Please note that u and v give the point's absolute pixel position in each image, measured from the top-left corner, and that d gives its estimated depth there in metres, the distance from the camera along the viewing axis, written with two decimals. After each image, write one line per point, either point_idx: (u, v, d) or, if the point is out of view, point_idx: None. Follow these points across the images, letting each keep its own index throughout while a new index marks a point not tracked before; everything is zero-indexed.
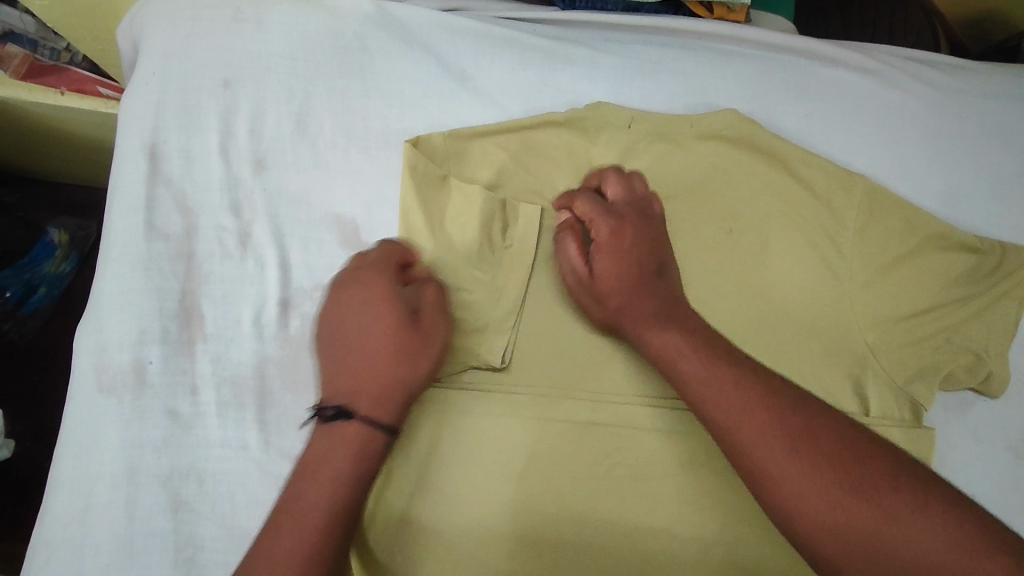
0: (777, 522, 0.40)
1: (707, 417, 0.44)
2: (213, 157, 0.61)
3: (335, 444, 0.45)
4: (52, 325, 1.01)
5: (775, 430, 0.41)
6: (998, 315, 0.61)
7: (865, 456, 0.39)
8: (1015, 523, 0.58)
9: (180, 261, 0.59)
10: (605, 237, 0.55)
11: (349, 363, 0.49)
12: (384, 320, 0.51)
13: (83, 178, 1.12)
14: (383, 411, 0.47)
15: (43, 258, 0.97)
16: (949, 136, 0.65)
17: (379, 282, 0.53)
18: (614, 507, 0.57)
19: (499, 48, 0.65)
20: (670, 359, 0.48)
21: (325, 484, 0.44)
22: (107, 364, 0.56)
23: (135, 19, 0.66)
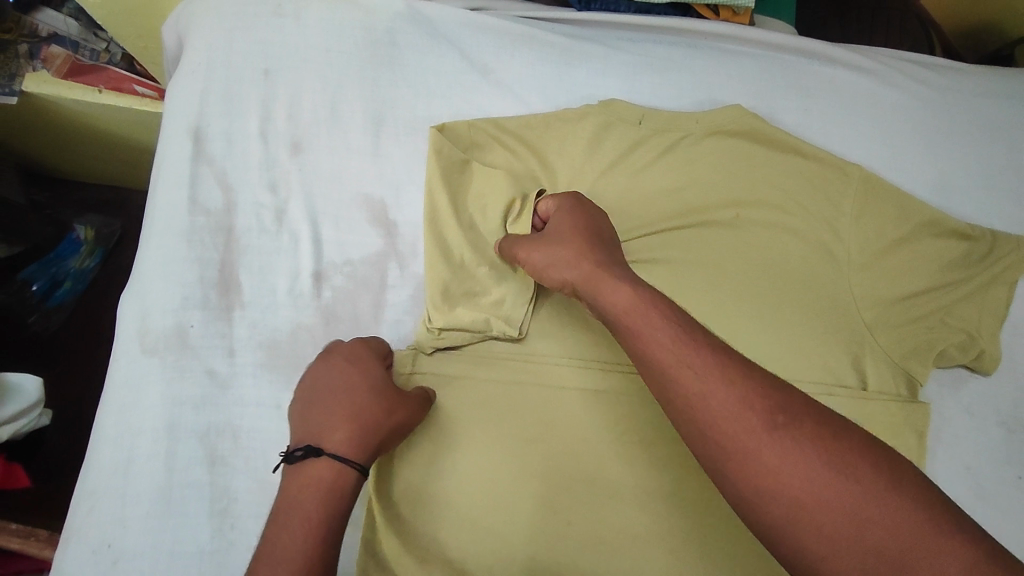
0: (743, 499, 0.40)
1: (677, 389, 0.44)
2: (254, 139, 0.65)
3: (303, 484, 0.48)
4: (75, 321, 1.07)
5: (750, 405, 0.41)
6: (988, 297, 0.65)
7: (835, 434, 0.40)
8: (1003, 492, 0.62)
9: (220, 234, 0.63)
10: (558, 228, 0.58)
11: (326, 413, 0.53)
12: (356, 378, 0.56)
13: (110, 177, 1.18)
14: (353, 452, 0.51)
15: (68, 254, 1.04)
16: (941, 131, 0.69)
17: (358, 350, 0.58)
18: (624, 470, 0.61)
19: (519, 44, 0.70)
20: (639, 334, 0.47)
21: (296, 520, 0.46)
22: (151, 327, 0.60)
23: (181, 16, 0.71)
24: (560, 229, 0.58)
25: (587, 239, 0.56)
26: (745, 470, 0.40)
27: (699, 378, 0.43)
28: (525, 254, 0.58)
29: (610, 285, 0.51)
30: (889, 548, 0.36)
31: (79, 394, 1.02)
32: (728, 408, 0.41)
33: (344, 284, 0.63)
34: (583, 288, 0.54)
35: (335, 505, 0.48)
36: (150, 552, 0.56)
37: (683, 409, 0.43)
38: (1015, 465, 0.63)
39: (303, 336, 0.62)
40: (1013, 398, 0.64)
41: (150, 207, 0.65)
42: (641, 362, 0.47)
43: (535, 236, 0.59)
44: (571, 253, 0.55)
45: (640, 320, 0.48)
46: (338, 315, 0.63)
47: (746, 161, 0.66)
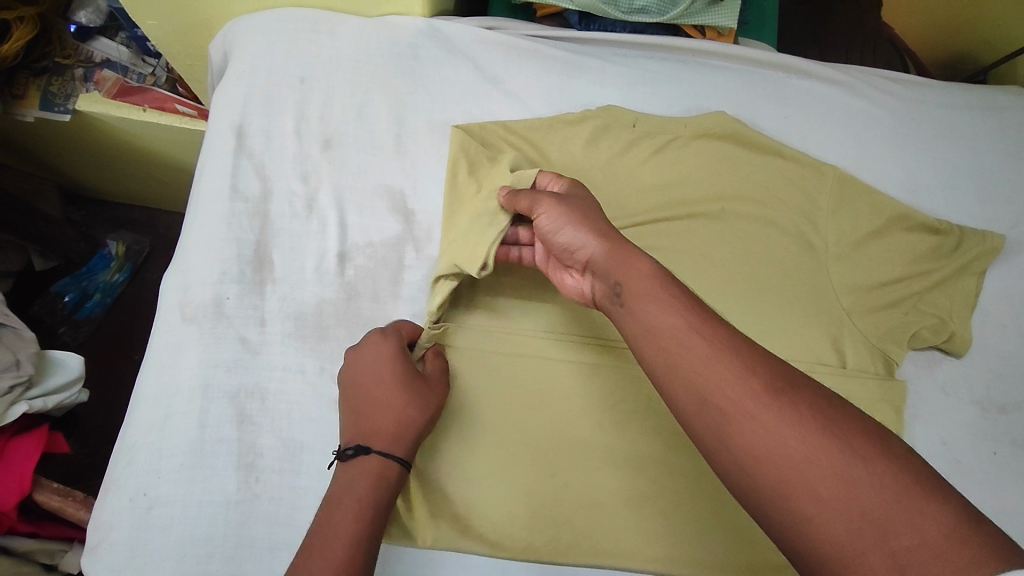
0: (740, 459, 0.41)
1: (680, 356, 0.45)
2: (289, 136, 0.74)
3: (354, 476, 0.54)
4: (102, 331, 1.19)
5: (752, 371, 0.43)
6: (956, 285, 0.70)
7: (835, 407, 0.41)
8: (978, 468, 0.65)
9: (256, 218, 0.71)
10: (577, 197, 0.60)
11: (372, 413, 0.58)
12: (393, 376, 0.60)
13: (144, 199, 1.28)
14: (396, 447, 0.57)
15: (99, 268, 1.17)
16: (909, 137, 0.76)
17: (389, 342, 0.62)
18: (619, 439, 0.66)
19: (526, 58, 0.78)
20: (648, 306, 0.48)
21: (349, 505, 0.52)
22: (191, 299, 0.67)
23: (229, 34, 0.81)
24: (582, 202, 0.59)
25: (606, 219, 0.58)
26: (737, 431, 0.41)
27: (703, 346, 0.44)
28: (544, 209, 0.59)
29: (628, 256, 0.52)
30: (872, 509, 0.37)
31: (110, 395, 1.14)
32: (728, 375, 0.43)
33: (365, 263, 0.70)
34: (599, 256, 0.54)
35: (381, 497, 0.54)
36: (182, 499, 0.61)
37: (680, 377, 0.44)
38: (990, 441, 0.66)
39: (328, 309, 0.68)
40: (986, 379, 0.68)
41: (197, 195, 0.73)
42: (645, 334, 0.48)
43: (556, 196, 0.60)
44: (595, 224, 0.56)
45: (652, 292, 0.49)
46: (358, 291, 0.69)
47: (732, 160, 0.73)
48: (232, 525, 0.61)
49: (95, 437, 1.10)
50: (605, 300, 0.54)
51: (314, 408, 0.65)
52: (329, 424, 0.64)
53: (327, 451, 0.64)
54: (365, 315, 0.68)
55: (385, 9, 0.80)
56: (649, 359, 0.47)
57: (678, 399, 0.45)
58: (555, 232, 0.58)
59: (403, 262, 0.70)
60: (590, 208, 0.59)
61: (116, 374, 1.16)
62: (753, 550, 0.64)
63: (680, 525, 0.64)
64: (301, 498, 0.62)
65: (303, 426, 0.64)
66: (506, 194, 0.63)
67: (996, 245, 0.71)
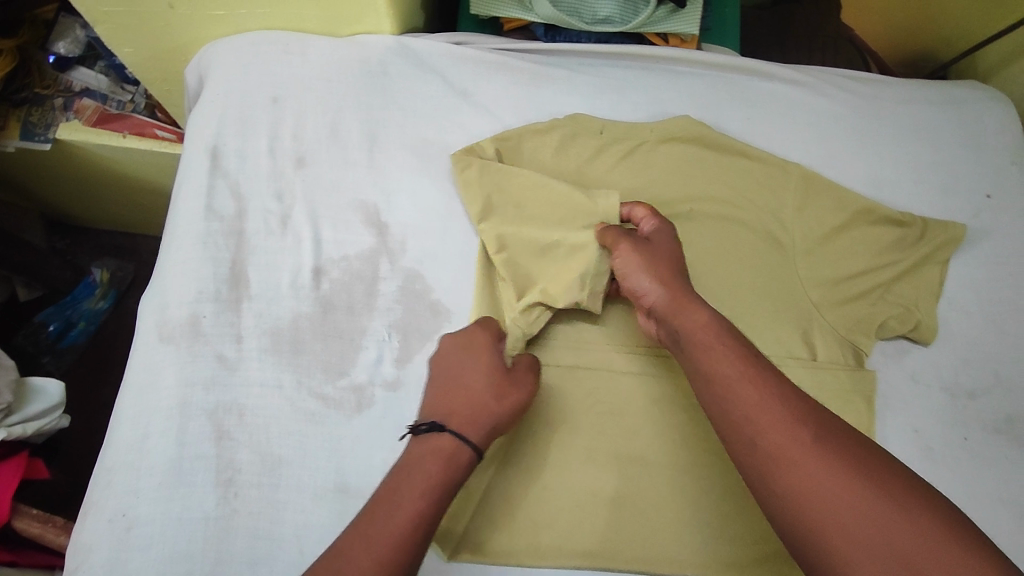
0: (787, 499, 0.47)
1: (734, 404, 0.51)
2: (264, 156, 0.75)
3: (427, 451, 0.56)
4: (85, 359, 1.18)
5: (799, 423, 0.49)
6: (921, 275, 0.71)
7: (873, 459, 0.48)
8: (948, 454, 0.66)
9: (232, 236, 0.72)
10: (658, 242, 0.64)
11: (451, 395, 0.59)
12: (480, 364, 0.61)
13: (128, 225, 1.28)
14: (470, 432, 0.57)
15: (84, 296, 1.16)
16: (869, 131, 0.78)
17: (482, 336, 0.63)
18: (601, 441, 0.66)
19: (493, 70, 0.79)
20: (705, 357, 0.55)
21: (417, 477, 0.54)
22: (169, 318, 0.68)
23: (204, 58, 0.83)
24: (659, 248, 0.64)
25: (678, 267, 0.62)
26: (785, 475, 0.47)
27: (755, 396, 0.51)
28: (621, 251, 0.64)
29: (687, 309, 0.58)
30: (904, 549, 0.43)
31: (92, 427, 1.13)
32: (774, 422, 0.49)
33: (340, 277, 0.71)
34: (661, 306, 0.60)
35: (445, 482, 0.54)
36: (161, 518, 0.61)
37: (733, 419, 0.51)
38: (960, 427, 0.67)
39: (303, 323, 0.69)
40: (954, 365, 0.69)
41: (173, 216, 0.74)
42: (699, 379, 0.55)
43: (637, 240, 0.64)
44: (663, 274, 0.61)
45: (707, 343, 0.55)
46: (333, 304, 0.70)
47: (697, 163, 0.75)
48: (210, 541, 0.61)
49: (73, 467, 1.09)
50: (665, 342, 0.60)
51: (292, 422, 0.65)
52: (308, 439, 0.65)
53: (305, 465, 0.64)
54: (343, 327, 0.69)
55: (354, 29, 0.82)
56: (704, 398, 0.54)
57: (728, 437, 0.52)
58: (625, 275, 0.63)
59: (377, 272, 0.71)
60: (664, 254, 0.63)
61: (95, 403, 1.15)
62: (731, 546, 0.64)
63: (669, 525, 0.64)
64: (280, 512, 0.62)
65: (282, 440, 0.64)
66: (597, 226, 0.68)
67: (957, 235, 0.72)
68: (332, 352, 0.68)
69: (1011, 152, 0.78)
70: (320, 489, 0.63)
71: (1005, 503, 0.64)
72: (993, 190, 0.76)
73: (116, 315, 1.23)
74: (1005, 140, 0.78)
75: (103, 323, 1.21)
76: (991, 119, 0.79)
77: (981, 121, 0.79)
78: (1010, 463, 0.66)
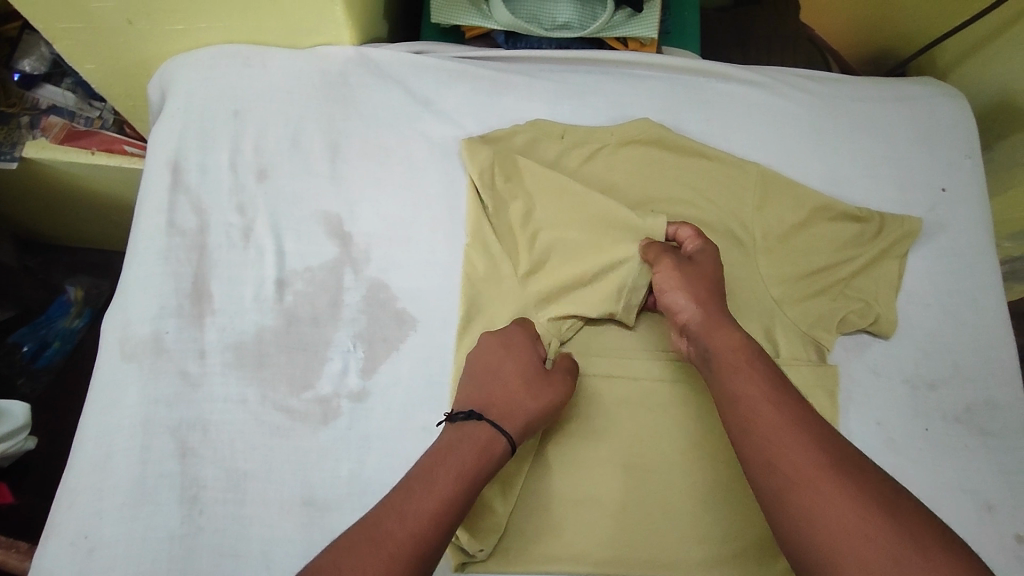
0: (798, 520, 0.49)
1: (755, 426, 0.54)
2: (225, 170, 0.75)
3: (465, 437, 0.58)
4: (62, 380, 1.15)
5: (818, 450, 0.51)
6: (880, 270, 0.72)
7: (891, 493, 0.49)
8: (909, 446, 0.66)
9: (194, 251, 0.72)
10: (701, 262, 0.66)
11: (489, 387, 0.62)
12: (519, 361, 0.63)
13: (101, 242, 1.27)
14: (505, 424, 0.59)
15: (57, 315, 1.15)
16: (826, 129, 0.79)
17: (521, 335, 0.65)
18: (578, 445, 0.65)
19: (454, 78, 0.80)
20: (732, 380, 0.58)
21: (454, 460, 0.56)
22: (131, 335, 0.68)
23: (164, 73, 0.82)
24: (701, 269, 0.65)
25: (716, 289, 0.65)
26: (799, 496, 0.50)
27: (777, 421, 0.54)
28: (662, 268, 0.66)
29: (721, 331, 0.61)
30: None
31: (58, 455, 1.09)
32: (797, 447, 0.52)
33: (304, 288, 0.71)
34: (696, 326, 0.62)
35: (482, 469, 0.57)
36: (123, 538, 0.60)
37: (752, 439, 0.54)
38: (922, 418, 0.68)
39: (267, 336, 0.68)
40: (914, 357, 0.70)
41: (135, 231, 0.74)
42: (726, 400, 0.58)
43: (679, 258, 0.66)
44: (701, 295, 0.63)
45: (738, 366, 0.58)
46: (297, 316, 0.69)
47: (657, 165, 0.76)
48: (175, 560, 0.60)
49: (36, 495, 1.05)
50: (695, 363, 0.63)
51: (257, 435, 0.65)
52: (273, 453, 0.64)
53: (270, 479, 0.63)
54: (307, 340, 0.68)
55: (314, 41, 0.82)
56: (727, 418, 0.57)
57: (748, 459, 0.54)
58: (664, 291, 0.66)
59: (340, 282, 0.71)
60: (705, 274, 0.65)
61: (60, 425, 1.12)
62: (701, 547, 0.63)
63: (657, 527, 0.63)
64: (246, 527, 0.62)
65: (247, 455, 0.64)
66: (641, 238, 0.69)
67: (913, 228, 0.73)
68: (297, 364, 0.67)
69: (965, 146, 0.79)
70: (287, 503, 0.63)
71: (966, 492, 0.65)
72: (948, 184, 0.77)
73: (92, 335, 1.21)
74: (958, 134, 0.80)
75: (81, 341, 1.18)
76: (944, 114, 0.80)
77: (934, 116, 0.80)
78: (970, 452, 0.67)
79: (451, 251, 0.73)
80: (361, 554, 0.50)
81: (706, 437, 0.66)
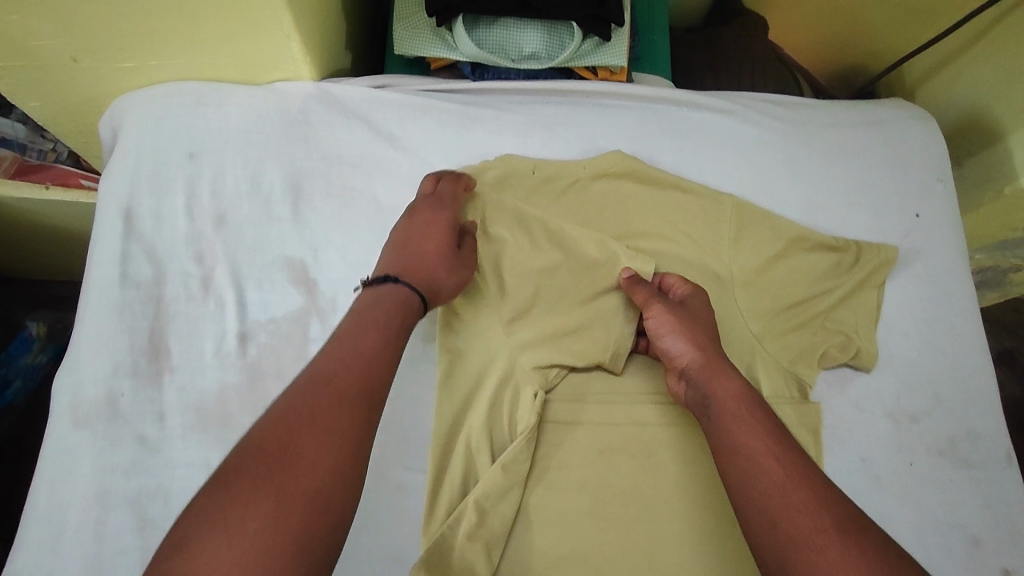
0: None
1: (756, 481, 0.53)
2: (180, 216, 0.71)
3: (380, 295, 0.60)
4: (25, 422, 1.06)
5: (821, 507, 0.50)
6: (859, 300, 0.72)
7: (896, 553, 0.48)
8: (894, 482, 0.66)
9: (151, 304, 0.68)
10: (693, 304, 0.66)
11: (407, 256, 0.64)
12: (436, 235, 0.66)
13: (61, 272, 1.21)
14: (419, 287, 0.62)
15: (20, 352, 1.05)
16: (800, 157, 0.78)
17: (440, 211, 0.67)
18: (562, 498, 0.63)
19: (420, 112, 0.77)
20: (731, 431, 0.57)
21: (372, 311, 0.58)
22: (82, 398, 0.63)
23: (114, 112, 0.78)
24: (695, 313, 0.65)
25: (712, 332, 0.65)
26: (803, 555, 0.48)
27: (778, 476, 0.53)
28: (655, 312, 0.66)
29: (720, 377, 0.61)
30: None
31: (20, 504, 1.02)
32: (800, 505, 0.51)
33: (268, 341, 0.67)
34: (694, 372, 0.62)
35: (403, 319, 0.59)
36: None
37: (753, 495, 0.53)
38: (905, 452, 0.67)
39: (230, 394, 0.65)
40: (896, 390, 0.69)
41: (84, 284, 0.70)
42: (726, 451, 0.57)
43: (672, 302, 0.66)
44: (697, 338, 0.63)
45: (738, 416, 0.58)
46: (262, 370, 0.66)
47: (631, 199, 0.74)
48: None
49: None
50: (693, 408, 0.62)
51: None
52: None
53: None
54: (273, 396, 0.65)
55: (272, 77, 0.78)
56: (726, 471, 0.56)
57: (749, 515, 0.53)
58: (659, 336, 0.65)
59: (306, 332, 0.68)
60: (699, 318, 0.65)
61: (14, 471, 1.03)
62: None
63: None
64: None
65: None
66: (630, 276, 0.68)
67: (890, 257, 0.73)
68: None
69: (937, 169, 0.79)
70: None
71: (953, 527, 0.64)
72: (921, 209, 0.77)
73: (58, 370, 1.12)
74: (930, 157, 0.79)
75: (44, 378, 1.09)
76: (915, 138, 0.80)
77: (905, 140, 0.80)
78: (954, 485, 0.66)
79: None
80: (312, 395, 0.50)
81: (690, 483, 0.64)
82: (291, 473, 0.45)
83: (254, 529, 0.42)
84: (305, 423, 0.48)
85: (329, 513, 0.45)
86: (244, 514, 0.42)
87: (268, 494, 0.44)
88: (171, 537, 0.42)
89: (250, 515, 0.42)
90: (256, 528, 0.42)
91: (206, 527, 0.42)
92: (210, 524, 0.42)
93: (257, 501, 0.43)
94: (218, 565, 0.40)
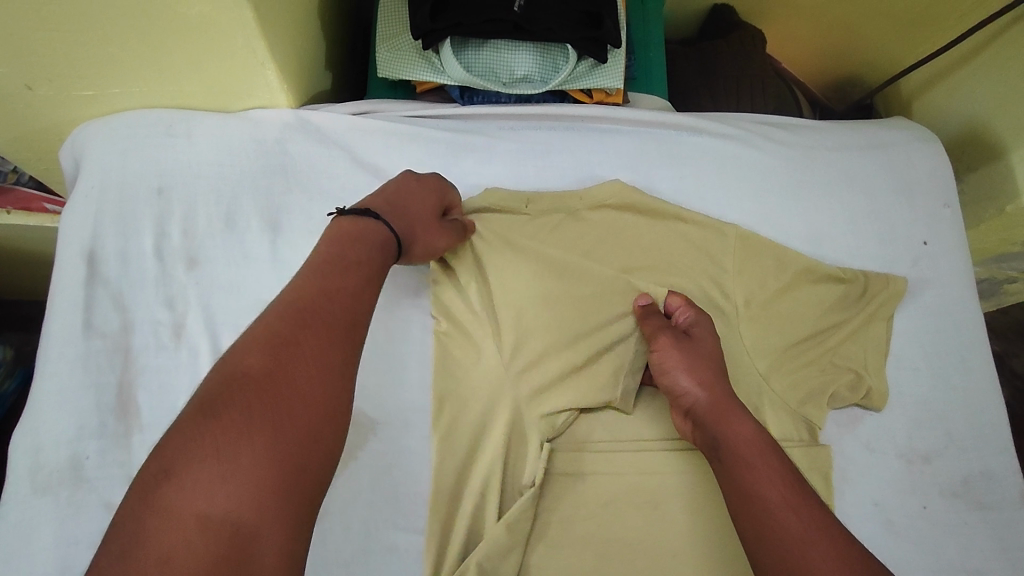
0: None
1: (775, 535, 0.50)
2: (148, 258, 0.66)
3: (358, 229, 0.55)
4: None
5: (845, 563, 0.47)
6: (867, 335, 0.69)
7: None
8: (908, 528, 0.63)
9: (117, 355, 0.63)
10: (699, 334, 0.63)
11: (392, 201, 0.60)
12: (427, 203, 0.62)
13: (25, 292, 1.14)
14: (397, 233, 0.58)
15: None
16: (803, 183, 0.75)
17: (432, 181, 0.64)
18: (564, 556, 0.59)
19: (406, 141, 0.73)
20: (745, 477, 0.54)
21: (349, 248, 0.53)
22: (43, 462, 0.58)
23: (74, 144, 0.72)
24: (701, 347, 0.62)
25: (720, 367, 0.61)
26: None
27: (798, 529, 0.49)
28: (661, 347, 0.62)
29: (731, 419, 0.57)
30: None
31: None
32: (822, 562, 0.47)
33: None
34: (703, 411, 0.58)
35: (380, 263, 0.55)
36: None
37: (772, 551, 0.49)
38: (919, 496, 0.64)
39: None
40: (908, 429, 0.66)
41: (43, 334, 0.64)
42: (741, 501, 0.53)
43: (677, 334, 0.62)
44: (704, 373, 0.60)
45: (751, 463, 0.54)
46: None
47: (630, 231, 0.70)
48: None
49: None
50: (702, 450, 0.59)
51: None
52: None
53: None
54: None
55: (246, 104, 0.73)
56: (741, 522, 0.52)
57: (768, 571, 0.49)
58: (663, 373, 0.62)
59: None
60: (705, 350, 0.62)
61: None
62: None
63: None
64: None
65: None
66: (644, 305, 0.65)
67: (899, 289, 0.70)
68: None
69: (942, 194, 0.76)
70: None
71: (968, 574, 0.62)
72: (929, 237, 0.74)
73: (27, 397, 1.05)
74: (935, 181, 0.77)
75: (10, 406, 1.02)
76: (919, 161, 0.77)
77: (909, 164, 0.77)
78: (969, 529, 0.64)
79: (413, 339, 0.66)
80: (298, 325, 0.46)
81: (699, 536, 0.61)
82: (282, 404, 0.41)
83: (249, 461, 0.38)
84: (294, 353, 0.44)
85: (323, 447, 0.42)
86: (233, 445, 0.39)
87: (261, 426, 0.40)
88: (154, 466, 0.38)
89: (242, 447, 0.39)
90: (250, 460, 0.38)
91: (195, 461, 0.38)
92: (198, 453, 0.38)
93: (250, 431, 0.39)
94: (209, 499, 0.36)
